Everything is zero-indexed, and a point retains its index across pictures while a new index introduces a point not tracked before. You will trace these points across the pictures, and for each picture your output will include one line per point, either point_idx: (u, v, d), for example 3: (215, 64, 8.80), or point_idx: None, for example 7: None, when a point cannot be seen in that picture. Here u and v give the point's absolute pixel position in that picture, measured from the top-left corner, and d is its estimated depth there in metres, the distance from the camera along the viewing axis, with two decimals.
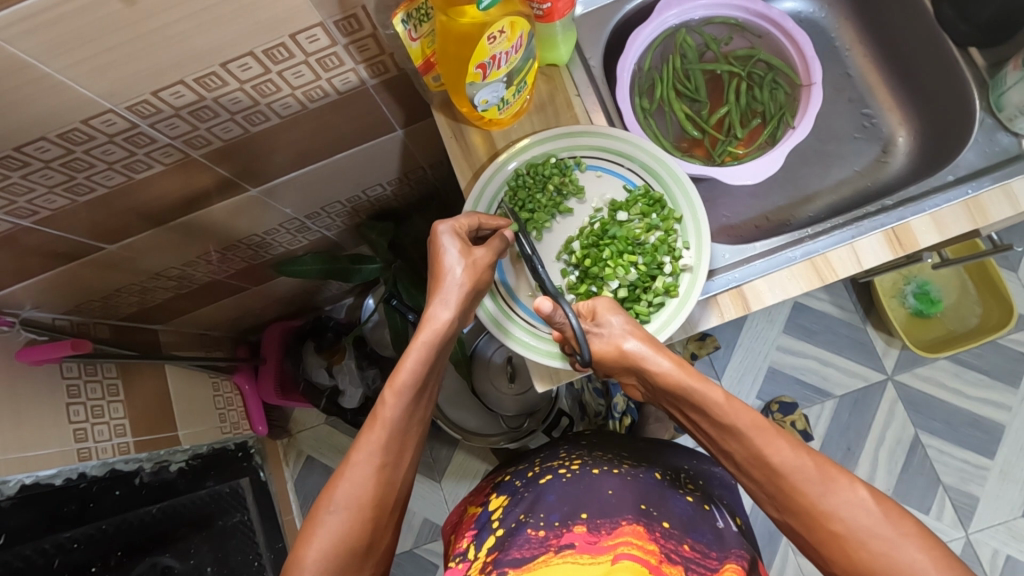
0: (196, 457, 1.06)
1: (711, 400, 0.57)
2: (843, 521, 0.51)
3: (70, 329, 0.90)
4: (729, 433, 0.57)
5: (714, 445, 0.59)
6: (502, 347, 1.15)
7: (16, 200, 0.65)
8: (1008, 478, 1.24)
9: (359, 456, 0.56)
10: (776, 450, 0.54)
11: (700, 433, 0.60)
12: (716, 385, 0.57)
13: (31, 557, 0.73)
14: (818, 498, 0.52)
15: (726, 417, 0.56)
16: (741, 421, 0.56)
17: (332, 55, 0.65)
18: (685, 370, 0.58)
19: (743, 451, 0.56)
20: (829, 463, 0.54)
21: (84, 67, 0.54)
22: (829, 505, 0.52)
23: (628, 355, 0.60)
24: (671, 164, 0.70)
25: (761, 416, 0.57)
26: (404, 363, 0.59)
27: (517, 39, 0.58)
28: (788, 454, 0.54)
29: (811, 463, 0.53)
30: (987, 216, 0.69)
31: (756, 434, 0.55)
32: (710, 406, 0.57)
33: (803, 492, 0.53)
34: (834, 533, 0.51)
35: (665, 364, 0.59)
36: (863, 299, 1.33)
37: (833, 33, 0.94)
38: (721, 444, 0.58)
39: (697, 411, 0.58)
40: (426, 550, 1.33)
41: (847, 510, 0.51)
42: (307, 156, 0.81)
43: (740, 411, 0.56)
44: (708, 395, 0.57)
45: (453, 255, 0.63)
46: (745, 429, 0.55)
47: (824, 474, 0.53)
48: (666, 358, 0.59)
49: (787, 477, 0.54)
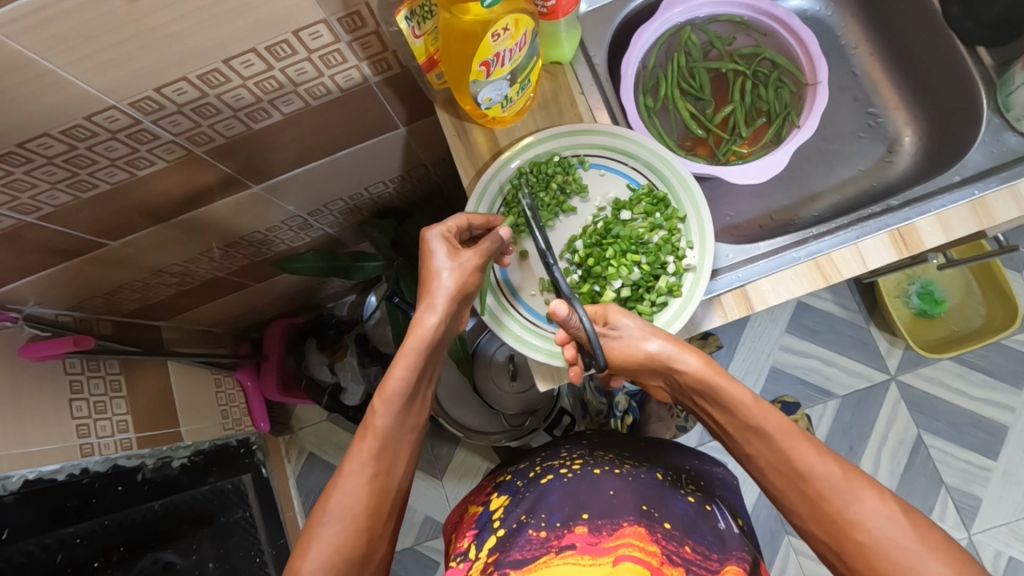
0: (198, 454, 1.06)
1: (740, 400, 0.58)
2: (869, 531, 0.51)
3: (73, 325, 0.90)
4: (755, 434, 0.58)
5: (738, 448, 0.60)
6: (503, 346, 1.16)
7: (19, 195, 0.65)
8: (1011, 479, 1.24)
9: (351, 466, 0.57)
10: (803, 455, 0.55)
11: (725, 434, 0.61)
12: (745, 387, 0.59)
13: (34, 552, 0.73)
14: (844, 506, 0.52)
15: (754, 418, 0.58)
16: (770, 424, 0.57)
17: (335, 52, 0.65)
18: (714, 368, 0.59)
19: (767, 453, 0.57)
20: (856, 474, 0.54)
21: (87, 63, 0.53)
22: (855, 515, 0.52)
23: (653, 356, 0.61)
24: (674, 163, 0.70)
25: (789, 420, 0.58)
26: (393, 371, 0.60)
27: (520, 37, 0.58)
28: (815, 460, 0.54)
29: (838, 471, 0.54)
30: (993, 217, 0.68)
31: (784, 438, 0.56)
32: (739, 405, 0.58)
33: (829, 499, 0.53)
34: (859, 544, 0.51)
35: (693, 361, 0.60)
36: (867, 299, 1.33)
37: (839, 31, 0.94)
38: (746, 446, 0.59)
39: (725, 411, 0.59)
40: (427, 547, 1.33)
41: (873, 520, 0.51)
42: (310, 152, 0.81)
43: (769, 414, 0.57)
44: (736, 396, 0.58)
45: (440, 257, 0.63)
46: (773, 431, 0.57)
47: (850, 483, 0.53)
48: (693, 355, 0.60)
49: (813, 484, 0.54)
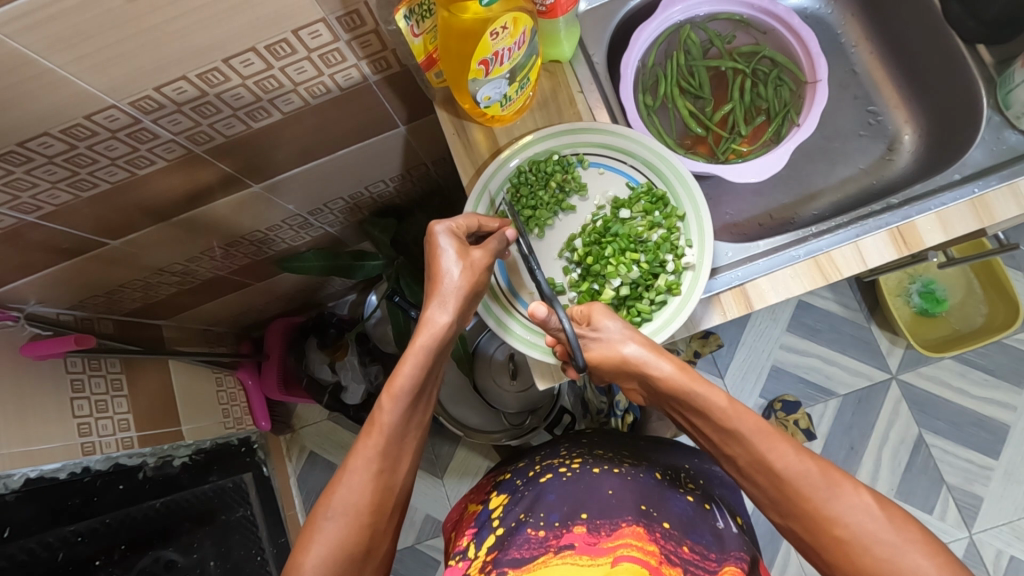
0: (200, 452, 1.07)
1: (715, 404, 0.57)
2: (847, 526, 0.51)
3: (74, 324, 0.91)
4: (731, 437, 0.57)
5: (717, 451, 0.60)
6: (503, 345, 1.16)
7: (20, 194, 0.65)
8: (1012, 478, 1.23)
9: (357, 462, 0.57)
10: (780, 455, 0.54)
11: (704, 438, 0.60)
12: (721, 390, 0.58)
13: (35, 550, 0.73)
14: (823, 503, 0.52)
15: (729, 422, 0.57)
16: (745, 426, 0.56)
17: (334, 51, 0.65)
18: (688, 374, 0.59)
19: (745, 455, 0.56)
20: (833, 469, 0.54)
21: (87, 62, 0.54)
22: (833, 511, 0.52)
23: (629, 360, 0.61)
24: (674, 162, 0.70)
25: (765, 421, 0.57)
26: (402, 368, 0.60)
27: (519, 35, 0.58)
28: (791, 459, 0.54)
29: (814, 468, 0.54)
30: (992, 214, 0.68)
31: (760, 439, 0.56)
32: (713, 409, 0.58)
33: (808, 496, 0.53)
34: (838, 539, 0.51)
35: (666, 368, 0.60)
36: (868, 298, 1.33)
37: (839, 30, 0.94)
38: (724, 449, 0.58)
39: (700, 416, 0.59)
40: (427, 546, 1.33)
41: (851, 516, 0.51)
42: (310, 151, 0.81)
43: (744, 416, 0.57)
44: (711, 400, 0.57)
45: (450, 257, 0.63)
46: (749, 433, 0.56)
47: (828, 478, 0.53)
48: (667, 362, 0.60)
49: (791, 483, 0.54)
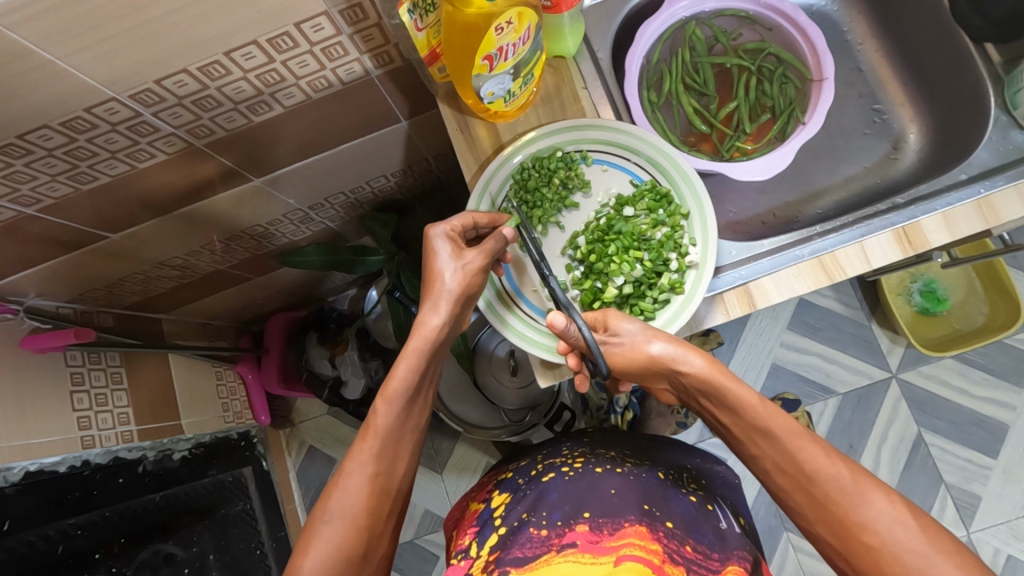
0: (200, 446, 1.06)
1: (745, 401, 0.58)
2: (877, 533, 0.51)
3: (74, 317, 0.90)
4: (763, 435, 0.57)
5: (744, 449, 0.60)
6: (504, 341, 1.15)
7: (19, 187, 0.65)
8: (1010, 478, 1.24)
9: (352, 466, 0.57)
10: (810, 456, 0.55)
11: (733, 437, 0.61)
12: (751, 388, 0.59)
13: (35, 543, 0.73)
14: (853, 509, 0.52)
15: (761, 420, 0.57)
16: (778, 425, 0.57)
17: (337, 45, 0.64)
18: (718, 368, 0.59)
19: (776, 455, 0.57)
20: (864, 475, 0.54)
21: (86, 54, 0.53)
22: (864, 517, 0.52)
23: (657, 359, 0.61)
24: (679, 160, 0.69)
25: (797, 422, 0.57)
26: (396, 371, 0.60)
27: (524, 31, 0.57)
28: (822, 461, 0.54)
29: (845, 471, 0.54)
30: (998, 216, 0.68)
31: (792, 438, 0.56)
32: (746, 406, 0.58)
33: (837, 501, 0.53)
34: (868, 546, 0.51)
35: (697, 362, 0.60)
36: (869, 296, 1.32)
37: (845, 26, 0.93)
38: (753, 448, 0.59)
39: (731, 413, 0.59)
40: (426, 541, 1.33)
41: (882, 523, 0.51)
42: (311, 145, 0.81)
43: (775, 414, 0.57)
44: (742, 396, 0.58)
45: (443, 259, 0.63)
46: (779, 432, 0.57)
47: (859, 484, 0.53)
48: (698, 356, 0.60)
49: (821, 486, 0.54)
